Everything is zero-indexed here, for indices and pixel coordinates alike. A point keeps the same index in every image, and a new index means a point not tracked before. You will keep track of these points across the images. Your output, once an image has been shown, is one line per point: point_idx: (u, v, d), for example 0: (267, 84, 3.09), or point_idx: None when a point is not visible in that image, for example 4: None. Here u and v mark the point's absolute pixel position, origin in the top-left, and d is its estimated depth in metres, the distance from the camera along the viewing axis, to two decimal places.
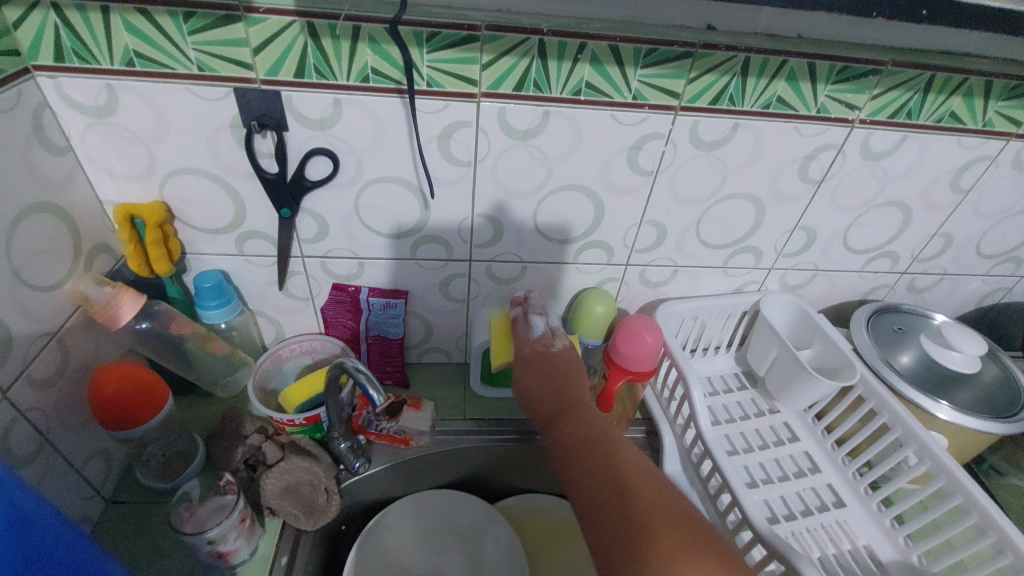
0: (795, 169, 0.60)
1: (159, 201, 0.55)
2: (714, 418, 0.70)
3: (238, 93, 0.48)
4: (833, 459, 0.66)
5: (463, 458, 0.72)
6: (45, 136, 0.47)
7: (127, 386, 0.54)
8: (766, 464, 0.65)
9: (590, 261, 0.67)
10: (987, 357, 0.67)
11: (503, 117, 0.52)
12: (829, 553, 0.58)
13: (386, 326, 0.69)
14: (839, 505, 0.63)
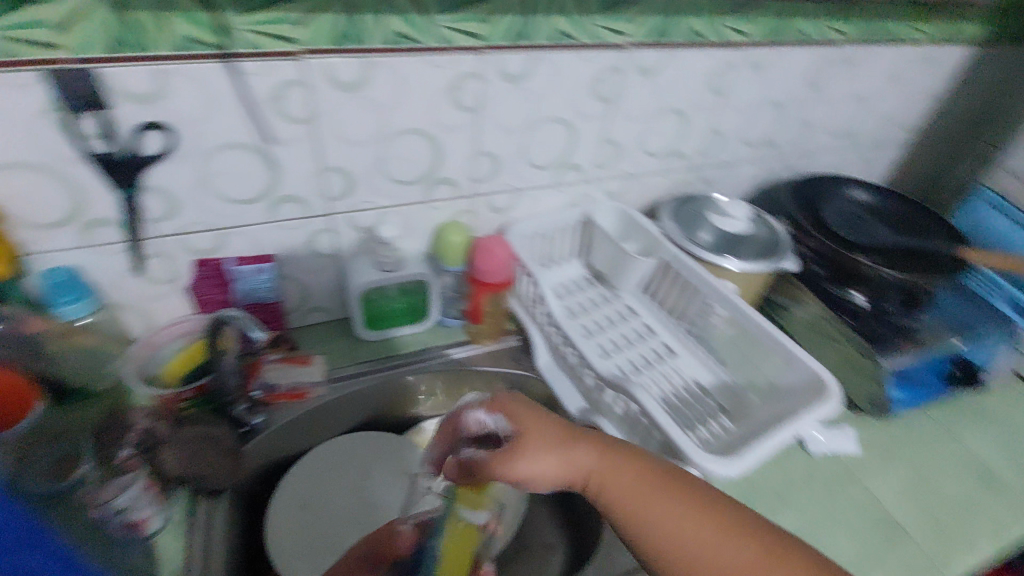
0: (520, 86, 0.81)
1: None
2: (572, 313, 1.00)
3: (65, 74, 0.59)
4: (664, 322, 1.03)
5: (358, 399, 0.92)
6: None
7: None
8: (613, 337, 0.98)
9: (442, 196, 0.90)
10: (761, 222, 1.01)
11: (331, 71, 0.70)
12: (652, 395, 0.82)
13: (256, 290, 0.83)
14: (673, 355, 1.00)
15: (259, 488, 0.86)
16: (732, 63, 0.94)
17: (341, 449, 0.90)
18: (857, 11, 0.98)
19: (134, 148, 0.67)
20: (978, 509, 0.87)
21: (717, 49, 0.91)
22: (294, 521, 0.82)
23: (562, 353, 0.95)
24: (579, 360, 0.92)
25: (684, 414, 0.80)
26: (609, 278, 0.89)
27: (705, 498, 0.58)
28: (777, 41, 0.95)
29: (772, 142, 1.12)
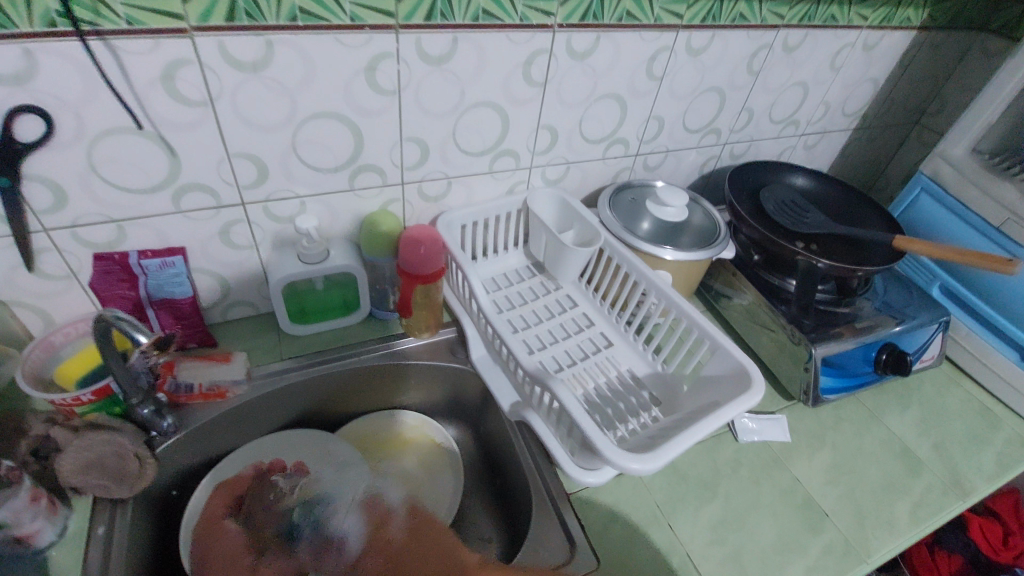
0: (643, 70, 0.76)
1: None
2: (508, 304, 0.79)
3: (174, 44, 0.50)
4: (602, 311, 0.80)
5: (381, 375, 0.77)
6: None
7: None
8: (552, 330, 0.76)
9: (503, 168, 0.78)
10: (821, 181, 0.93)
11: (419, 45, 0.60)
12: (600, 381, 0.71)
13: (168, 288, 0.66)
14: (610, 345, 0.76)
15: (177, 494, 0.66)
16: (851, 43, 0.88)
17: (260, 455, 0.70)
18: (957, 30, 0.95)
19: (11, 135, 0.50)
20: (983, 449, 0.76)
21: (847, 32, 0.86)
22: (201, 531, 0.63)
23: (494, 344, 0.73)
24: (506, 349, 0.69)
25: (635, 394, 0.71)
26: (621, 269, 0.75)
27: None
28: (889, 27, 0.89)
29: (865, 124, 1.06)
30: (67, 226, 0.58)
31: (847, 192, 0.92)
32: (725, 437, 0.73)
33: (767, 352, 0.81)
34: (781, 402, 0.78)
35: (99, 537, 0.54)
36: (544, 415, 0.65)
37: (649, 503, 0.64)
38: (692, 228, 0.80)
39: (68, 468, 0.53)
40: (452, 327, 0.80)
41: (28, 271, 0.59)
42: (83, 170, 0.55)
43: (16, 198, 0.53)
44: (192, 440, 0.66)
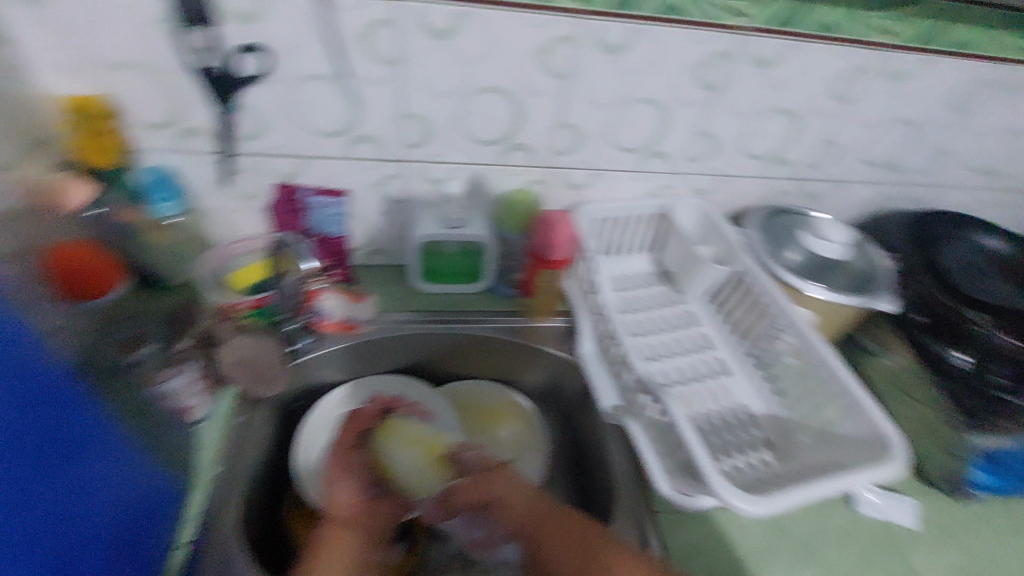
0: (830, 89, 0.69)
1: (100, 95, 0.58)
2: (627, 307, 0.77)
3: (381, 4, 0.55)
4: (725, 337, 0.75)
5: (489, 348, 0.79)
6: (187, 40, 0.55)
7: (76, 268, 0.57)
8: (667, 344, 0.73)
9: (651, 170, 0.76)
10: None
11: (600, 32, 0.59)
12: (709, 408, 0.67)
13: (326, 224, 0.71)
14: (726, 374, 0.71)
15: (299, 405, 0.73)
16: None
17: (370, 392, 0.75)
18: None
19: (239, 68, 0.58)
20: None
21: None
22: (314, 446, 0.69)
23: (606, 342, 0.72)
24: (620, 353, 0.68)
25: (746, 431, 0.66)
26: (758, 297, 0.70)
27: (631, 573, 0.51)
28: None
29: None
30: (260, 154, 0.66)
31: None
32: (838, 504, 0.66)
33: (908, 423, 0.72)
34: (914, 484, 0.69)
35: (236, 426, 0.62)
36: (646, 427, 0.63)
37: (738, 548, 0.60)
38: (849, 269, 0.72)
39: (223, 362, 0.63)
40: (565, 317, 0.80)
41: (222, 187, 0.68)
42: (283, 108, 0.62)
43: (230, 124, 0.62)
44: (319, 363, 0.73)
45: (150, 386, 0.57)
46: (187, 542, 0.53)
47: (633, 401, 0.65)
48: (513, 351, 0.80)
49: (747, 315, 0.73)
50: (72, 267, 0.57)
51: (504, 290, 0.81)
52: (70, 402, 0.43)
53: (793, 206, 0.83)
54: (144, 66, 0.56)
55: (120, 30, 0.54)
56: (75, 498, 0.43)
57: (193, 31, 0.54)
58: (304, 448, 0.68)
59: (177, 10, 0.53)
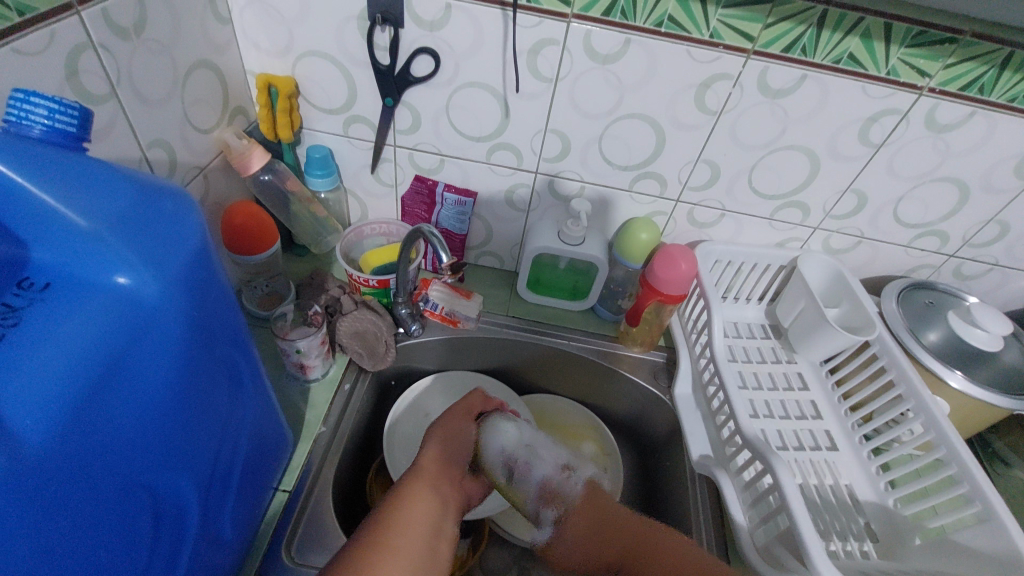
0: (1014, 165, 0.63)
1: (290, 77, 0.66)
2: (732, 355, 0.74)
3: (551, 25, 0.57)
4: (836, 408, 0.70)
5: (578, 368, 0.79)
6: (373, 39, 0.60)
7: (249, 222, 0.66)
8: (772, 402, 0.69)
9: (785, 219, 0.73)
10: None
11: (763, 75, 0.58)
12: (810, 481, 0.63)
13: (451, 222, 0.77)
14: (832, 448, 0.67)
15: (394, 384, 0.77)
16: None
17: (459, 387, 0.79)
18: None
19: (411, 68, 0.63)
20: None
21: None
22: (404, 428, 0.74)
23: (705, 386, 0.70)
24: (720, 402, 0.66)
25: (849, 516, 0.61)
26: (887, 374, 0.65)
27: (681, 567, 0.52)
28: None
29: None
30: (409, 147, 0.71)
31: None
32: None
33: None
34: None
35: (343, 392, 0.67)
36: (738, 486, 0.60)
37: None
38: (996, 364, 0.65)
39: (345, 330, 0.68)
40: (663, 352, 0.78)
41: (370, 172, 0.75)
42: (439, 109, 0.66)
43: (390, 116, 0.67)
44: (421, 350, 0.77)
45: (284, 341, 0.61)
46: (287, 487, 0.58)
47: (727, 454, 0.62)
48: (602, 375, 0.79)
49: (867, 390, 0.68)
50: (248, 221, 0.66)
51: (605, 313, 0.81)
52: (243, 343, 0.43)
53: (938, 282, 0.76)
54: (331, 55, 0.63)
55: (319, 22, 0.60)
56: (243, 428, 0.47)
57: (379, 30, 0.60)
58: (394, 428, 0.73)
59: (371, 10, 0.58)
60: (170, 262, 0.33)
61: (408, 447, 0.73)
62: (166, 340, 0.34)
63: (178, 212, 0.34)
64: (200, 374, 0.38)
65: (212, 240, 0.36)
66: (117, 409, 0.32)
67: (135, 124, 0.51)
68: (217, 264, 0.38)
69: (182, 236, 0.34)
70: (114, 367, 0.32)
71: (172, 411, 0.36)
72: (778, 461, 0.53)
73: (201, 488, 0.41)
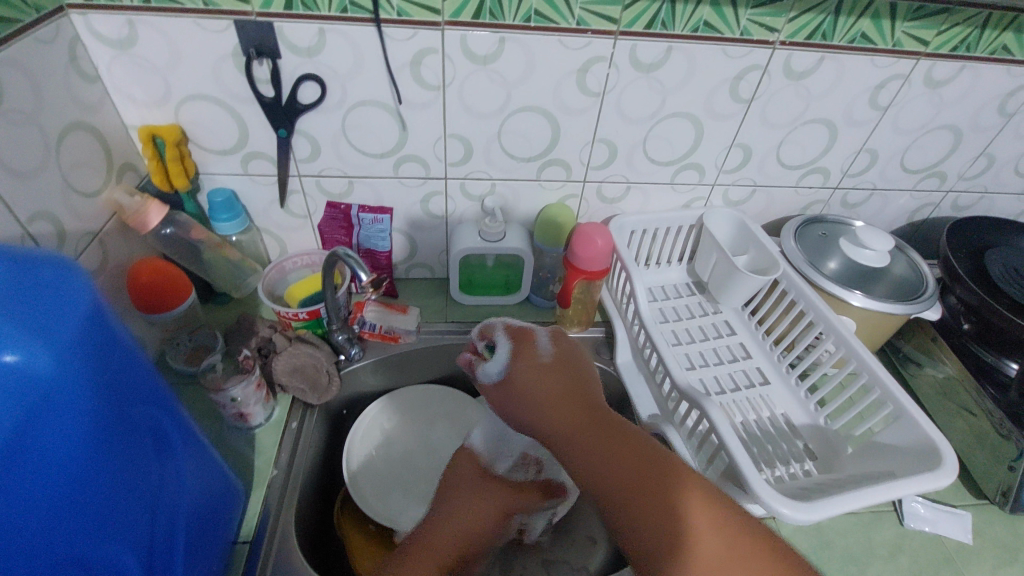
0: (867, 98, 0.70)
1: (175, 124, 0.64)
2: (663, 317, 0.78)
3: (425, 33, 0.58)
4: (763, 346, 0.75)
5: None
6: (252, 72, 0.60)
7: (157, 278, 0.64)
8: (704, 352, 0.74)
9: (685, 182, 0.77)
10: None
11: (633, 53, 0.62)
12: (749, 418, 0.67)
13: (375, 240, 0.76)
14: (765, 383, 0.72)
15: (346, 413, 0.77)
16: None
17: (411, 402, 0.79)
18: None
19: (297, 96, 0.62)
20: None
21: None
22: (362, 455, 0.73)
23: (641, 349, 0.73)
24: (656, 362, 0.69)
25: (788, 441, 0.66)
26: (798, 306, 0.70)
27: (650, 473, 0.44)
28: None
29: None
30: (314, 175, 0.71)
31: None
32: (886, 517, 0.64)
33: (958, 436, 0.70)
34: (968, 499, 0.67)
35: (291, 431, 0.66)
36: (685, 436, 0.64)
37: None
38: (889, 278, 0.71)
39: (282, 368, 0.66)
40: (601, 328, 0.81)
41: (279, 207, 0.74)
42: (336, 133, 0.67)
43: (287, 147, 0.67)
44: (365, 373, 0.76)
45: (218, 392, 0.59)
46: (246, 538, 0.56)
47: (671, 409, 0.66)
48: None
49: (786, 323, 0.73)
50: (155, 278, 0.64)
51: (539, 301, 0.83)
52: (163, 398, 0.42)
53: (830, 214, 0.83)
54: (214, 97, 0.62)
55: (193, 65, 0.59)
56: (181, 488, 0.46)
57: (257, 63, 0.59)
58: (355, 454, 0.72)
59: (244, 45, 0.58)
60: (61, 331, 0.32)
61: (369, 470, 0.72)
62: (72, 409, 0.33)
63: (62, 275, 0.33)
64: (116, 441, 0.37)
65: (105, 298, 0.36)
66: (28, 489, 0.31)
67: (11, 200, 0.49)
68: (116, 319, 0.37)
69: (71, 301, 0.33)
70: (15, 450, 0.30)
71: (89, 481, 0.35)
72: (711, 403, 0.57)
73: (142, 557, 0.40)
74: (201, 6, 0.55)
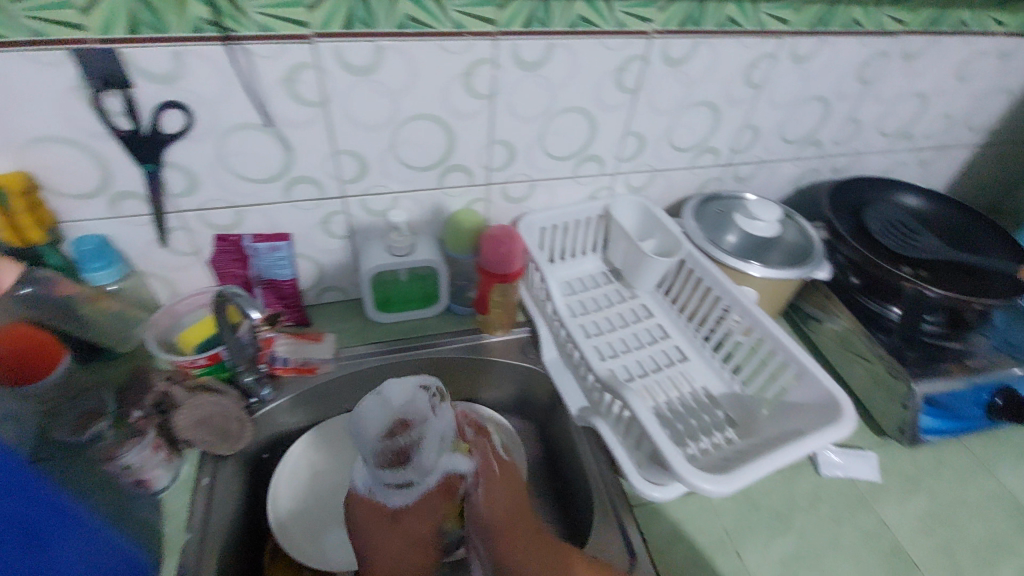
0: (742, 78, 0.73)
1: (18, 170, 0.56)
2: (583, 309, 0.79)
3: (294, 49, 0.55)
4: (678, 324, 0.78)
5: (454, 371, 0.80)
6: (102, 105, 0.54)
7: (20, 345, 0.57)
8: (624, 339, 0.76)
9: (587, 173, 0.78)
10: (939, 199, 0.85)
11: (516, 52, 0.62)
12: (671, 396, 0.70)
13: (275, 269, 0.72)
14: (683, 359, 0.75)
15: (268, 456, 0.72)
16: (982, 50, 0.82)
17: (338, 433, 0.76)
18: None
19: (159, 126, 0.57)
20: None
21: (980, 38, 0.80)
22: (291, 497, 0.69)
23: (564, 344, 0.73)
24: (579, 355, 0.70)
25: (709, 412, 0.69)
26: (703, 283, 0.73)
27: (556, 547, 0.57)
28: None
29: (993, 141, 0.96)
30: (195, 208, 0.65)
31: (965, 217, 0.83)
32: (804, 469, 0.69)
33: (858, 382, 0.76)
34: (872, 438, 0.73)
35: (203, 488, 0.61)
36: (614, 424, 0.64)
37: (716, 528, 0.62)
38: (783, 245, 0.76)
39: (185, 423, 0.60)
40: (525, 327, 0.81)
41: (160, 246, 0.68)
42: (213, 161, 0.62)
43: (159, 182, 0.61)
44: (283, 411, 0.72)
45: (111, 462, 0.54)
46: None
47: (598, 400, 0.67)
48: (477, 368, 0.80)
49: (696, 300, 0.76)
50: (18, 345, 0.57)
51: (460, 309, 0.82)
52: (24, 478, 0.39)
53: (725, 189, 0.87)
54: (60, 136, 0.55)
55: (28, 103, 0.53)
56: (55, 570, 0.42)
57: (106, 96, 0.54)
58: (282, 498, 0.69)
59: (87, 76, 0.52)
60: None
61: (300, 511, 0.69)
62: None
63: None
64: None
65: None
66: None
67: None
68: None
69: None
70: None
71: None
72: (631, 390, 0.58)
73: None
74: (26, 36, 0.49)
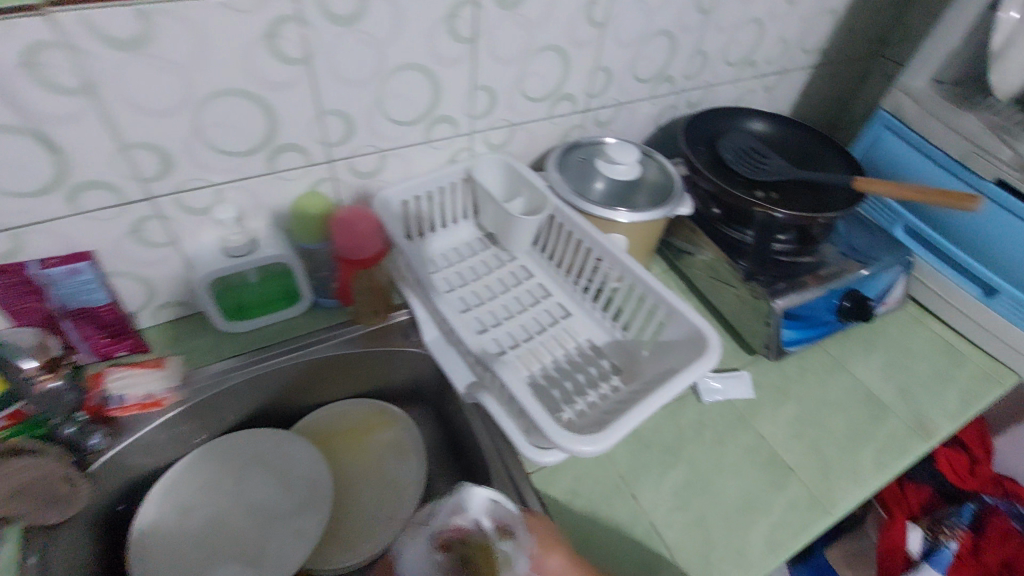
0: (583, 16, 0.70)
1: None
2: (460, 280, 0.75)
3: (21, 22, 0.43)
4: (558, 280, 0.76)
5: (333, 369, 0.74)
6: None
7: None
8: (505, 305, 0.73)
9: (441, 136, 0.73)
10: (784, 121, 0.89)
11: (324, 5, 0.53)
12: (557, 356, 0.68)
13: (82, 295, 0.59)
14: (567, 316, 0.74)
15: (124, 508, 0.65)
16: None
17: (211, 462, 0.69)
18: None
19: None
20: (948, 388, 0.76)
21: None
22: (161, 545, 0.63)
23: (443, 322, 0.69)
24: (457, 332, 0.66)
25: (594, 365, 0.69)
26: (573, 236, 0.72)
27: None
28: None
29: (825, 60, 1.02)
30: None
31: (806, 135, 0.88)
32: (688, 400, 0.71)
33: (729, 308, 0.79)
34: (746, 358, 0.77)
35: (29, 568, 0.51)
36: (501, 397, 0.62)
37: (612, 476, 0.62)
38: (647, 187, 0.75)
39: None
40: (402, 310, 0.76)
41: None
42: None
43: None
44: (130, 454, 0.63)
45: None
46: None
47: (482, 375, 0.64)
48: (359, 360, 0.75)
49: (569, 254, 0.74)
50: None
51: (328, 303, 0.75)
52: None
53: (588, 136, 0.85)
54: None
55: None
56: None
57: None
58: (150, 548, 0.62)
59: None
60: None
61: (175, 555, 0.63)
62: None
63: None
64: None
65: None
66: None
67: None
68: None
69: None
70: None
71: None
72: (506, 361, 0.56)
73: None
74: None
